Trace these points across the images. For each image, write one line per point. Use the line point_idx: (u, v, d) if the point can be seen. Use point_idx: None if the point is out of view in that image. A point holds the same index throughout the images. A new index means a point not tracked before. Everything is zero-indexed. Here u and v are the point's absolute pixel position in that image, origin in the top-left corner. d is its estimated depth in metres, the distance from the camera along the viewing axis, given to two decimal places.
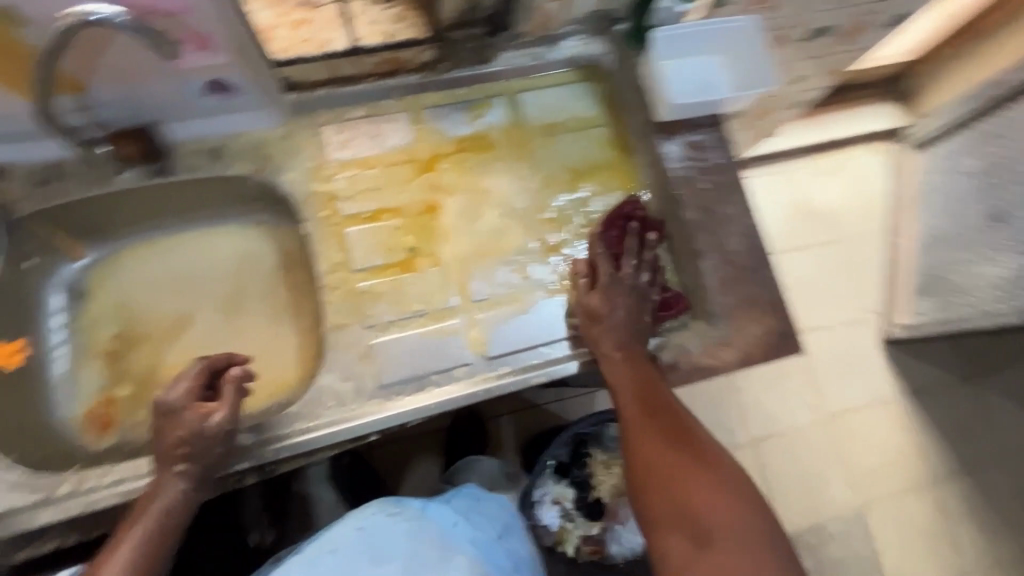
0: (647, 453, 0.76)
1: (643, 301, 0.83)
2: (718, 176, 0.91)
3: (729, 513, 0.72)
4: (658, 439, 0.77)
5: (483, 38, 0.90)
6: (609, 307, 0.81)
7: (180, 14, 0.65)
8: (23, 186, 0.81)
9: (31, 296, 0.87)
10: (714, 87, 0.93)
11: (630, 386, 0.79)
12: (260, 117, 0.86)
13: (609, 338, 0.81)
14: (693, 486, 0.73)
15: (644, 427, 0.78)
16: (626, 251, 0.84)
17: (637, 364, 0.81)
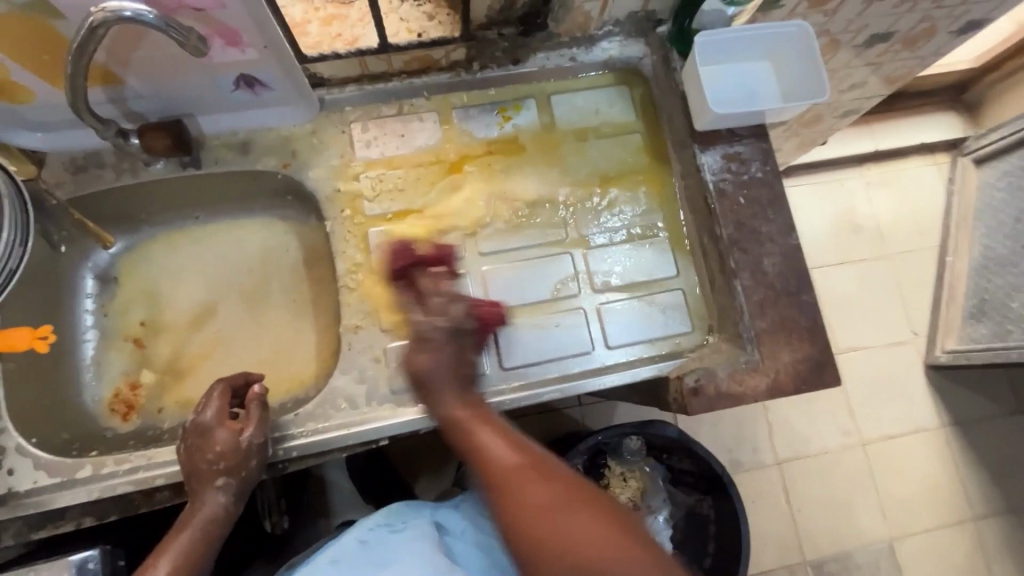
0: (516, 504, 0.60)
1: (468, 340, 0.77)
2: (758, 192, 0.86)
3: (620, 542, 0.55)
4: (529, 485, 0.61)
5: (516, 38, 0.90)
6: (440, 365, 0.73)
7: (211, 9, 0.65)
8: (60, 172, 0.83)
9: (64, 280, 0.89)
10: (762, 96, 0.87)
11: (497, 440, 0.67)
12: (289, 113, 0.86)
13: (451, 391, 0.73)
14: (575, 525, 0.57)
15: (511, 476, 0.62)
16: (439, 300, 0.75)
17: (479, 418, 0.70)
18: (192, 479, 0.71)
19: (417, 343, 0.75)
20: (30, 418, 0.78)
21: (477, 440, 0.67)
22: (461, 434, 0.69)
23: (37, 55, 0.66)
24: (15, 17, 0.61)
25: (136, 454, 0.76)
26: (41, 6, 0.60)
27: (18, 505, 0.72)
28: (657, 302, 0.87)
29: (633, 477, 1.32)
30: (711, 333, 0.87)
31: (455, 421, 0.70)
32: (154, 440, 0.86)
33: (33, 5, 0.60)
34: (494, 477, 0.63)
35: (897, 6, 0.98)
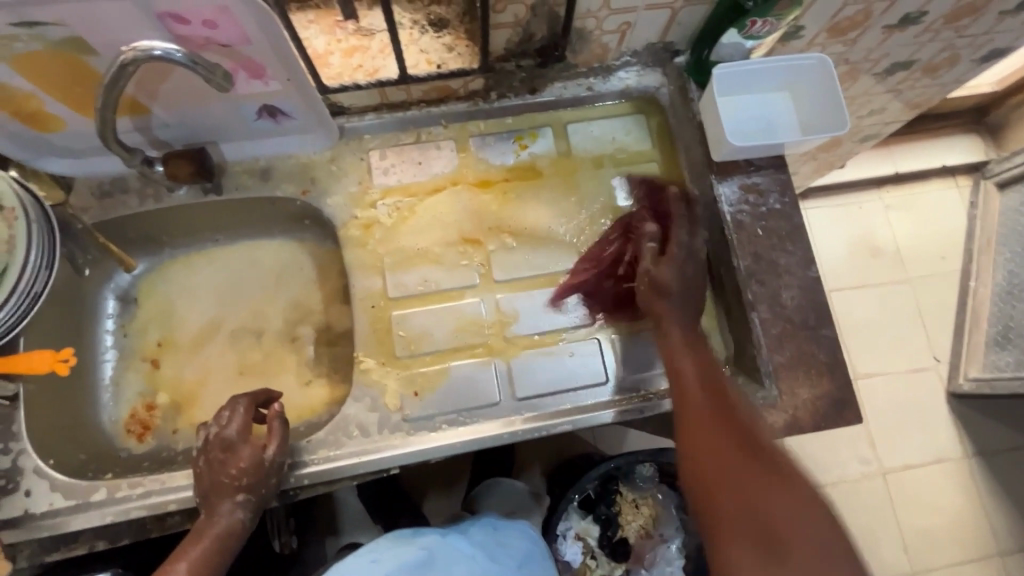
0: (706, 461, 0.66)
1: (698, 284, 0.79)
2: (776, 224, 0.85)
3: (811, 526, 0.60)
4: (740, 464, 0.65)
5: (533, 69, 0.89)
6: (676, 283, 0.77)
7: (237, 45, 0.66)
8: (86, 197, 0.85)
9: (86, 302, 0.90)
10: (778, 128, 0.87)
11: (700, 391, 0.72)
12: (310, 140, 0.87)
13: (675, 310, 0.77)
14: (765, 497, 0.62)
15: (690, 388, 0.72)
16: (673, 230, 0.82)
17: (713, 375, 0.74)
18: (209, 494, 0.69)
19: (661, 261, 0.79)
20: (48, 439, 0.79)
21: (682, 395, 0.72)
22: (670, 363, 0.75)
23: (70, 87, 0.68)
24: (51, 52, 0.63)
25: (148, 478, 0.76)
26: (76, 43, 0.62)
27: (34, 527, 0.73)
28: None
29: (646, 504, 1.24)
30: (727, 364, 0.86)
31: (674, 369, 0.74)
32: (167, 463, 0.86)
33: (69, 42, 0.62)
34: (692, 416, 0.70)
35: (918, 35, 0.98)
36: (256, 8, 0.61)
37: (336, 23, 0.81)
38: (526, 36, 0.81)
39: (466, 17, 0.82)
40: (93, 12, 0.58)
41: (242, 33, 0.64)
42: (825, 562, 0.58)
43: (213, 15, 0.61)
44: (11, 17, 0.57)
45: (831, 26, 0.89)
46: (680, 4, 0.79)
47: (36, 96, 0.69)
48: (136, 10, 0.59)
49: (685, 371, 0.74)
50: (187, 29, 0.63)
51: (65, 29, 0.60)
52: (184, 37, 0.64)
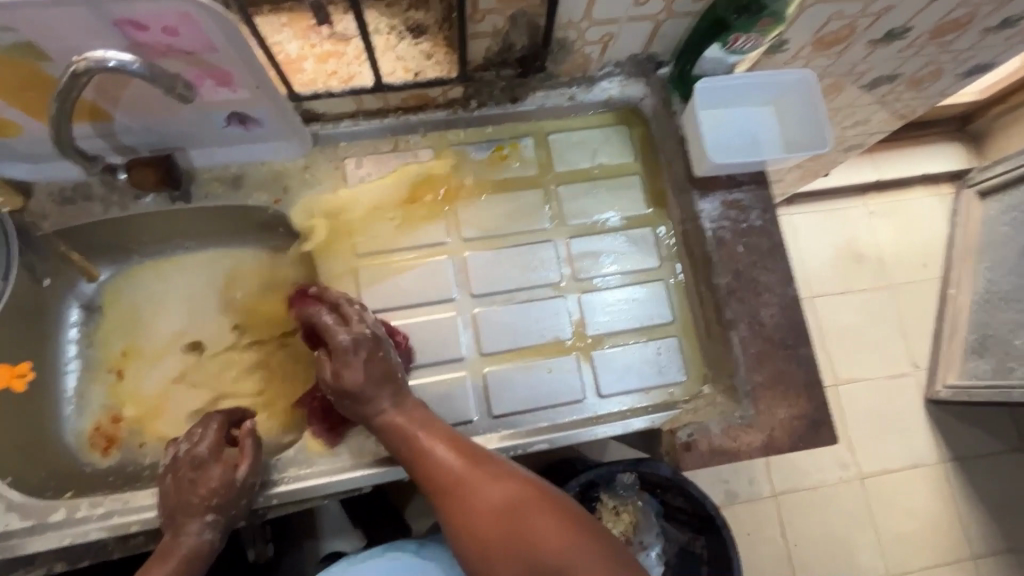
0: (474, 519, 0.67)
1: (379, 341, 0.74)
2: (757, 241, 0.84)
3: (572, 543, 0.64)
4: (512, 510, 0.66)
5: (513, 78, 0.86)
6: (362, 381, 0.72)
7: (201, 52, 0.63)
8: (45, 202, 0.81)
9: (48, 312, 0.87)
10: (761, 143, 0.86)
11: (447, 455, 0.70)
12: (283, 147, 0.84)
13: (384, 401, 0.73)
14: (530, 534, 0.65)
15: (436, 465, 0.69)
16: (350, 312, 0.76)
17: (452, 438, 0.71)
18: (176, 514, 0.66)
19: (331, 352, 0.74)
20: (6, 456, 0.76)
21: (439, 466, 0.69)
22: (404, 446, 0.71)
23: (23, 92, 0.65)
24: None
25: (111, 498, 0.74)
26: (27, 48, 0.59)
27: None
28: (650, 348, 0.85)
29: (626, 511, 1.24)
30: (707, 383, 0.84)
31: (415, 442, 0.71)
32: (133, 479, 0.83)
33: (19, 47, 0.58)
34: (449, 481, 0.68)
35: (903, 50, 0.97)
36: (220, 16, 0.58)
37: None
38: (505, 46, 0.78)
39: (446, 23, 0.77)
40: (42, 17, 0.55)
41: (206, 41, 0.61)
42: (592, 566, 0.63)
43: (175, 22, 0.58)
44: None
45: (816, 39, 0.88)
46: (664, 16, 0.77)
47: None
48: (89, 16, 0.56)
49: (431, 448, 0.70)
50: (148, 36, 0.60)
51: (14, 34, 0.57)
52: (142, 43, 0.60)
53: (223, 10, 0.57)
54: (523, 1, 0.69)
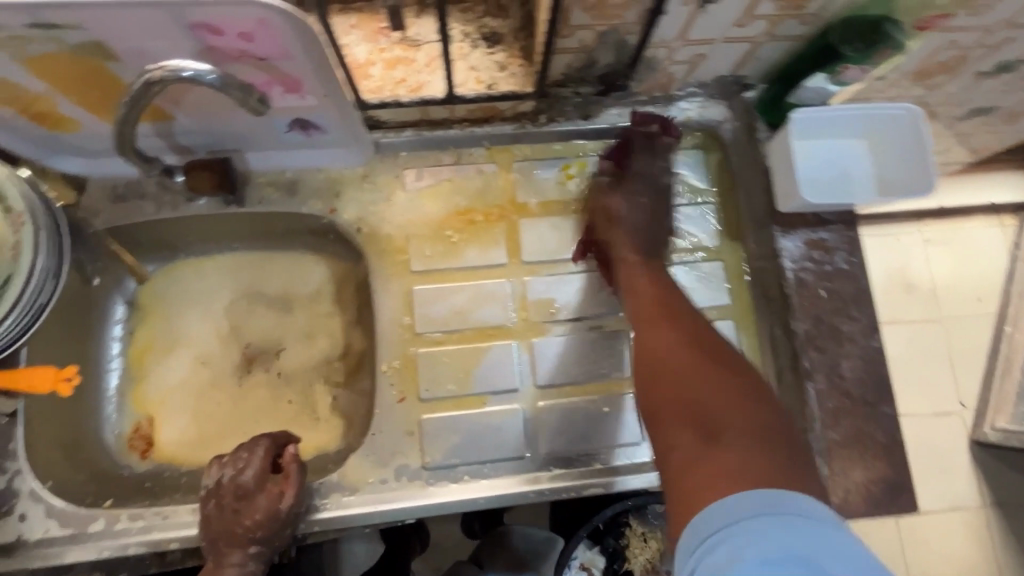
0: (653, 355, 0.60)
1: (660, 199, 0.74)
2: (841, 285, 0.79)
3: (754, 421, 0.53)
4: (695, 362, 0.58)
5: (591, 95, 0.81)
6: (646, 221, 0.72)
7: (274, 59, 0.59)
8: (99, 200, 0.79)
9: (93, 309, 0.84)
10: (854, 181, 0.80)
11: (647, 283, 0.67)
12: (343, 155, 0.81)
13: (623, 233, 0.72)
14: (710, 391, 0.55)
15: (641, 293, 0.66)
16: (624, 154, 0.77)
17: (670, 290, 0.66)
18: (218, 541, 0.64)
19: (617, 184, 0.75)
20: (47, 459, 0.75)
21: (633, 289, 0.67)
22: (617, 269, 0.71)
23: (88, 92, 0.62)
24: (67, 56, 0.56)
25: (150, 511, 0.72)
26: (96, 48, 0.55)
27: (28, 556, 0.69)
28: None
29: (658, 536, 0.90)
30: None
31: (629, 274, 0.69)
32: (169, 488, 0.81)
33: (88, 46, 0.55)
34: (639, 312, 0.65)
35: (1009, 85, 0.89)
36: (300, 24, 0.54)
37: (380, 31, 0.74)
38: (588, 63, 0.73)
39: (523, 33, 0.76)
40: (117, 19, 0.51)
41: (281, 48, 0.57)
42: (762, 452, 0.50)
43: (251, 28, 0.54)
44: (25, 19, 0.50)
45: (920, 68, 0.77)
46: (763, 39, 0.71)
47: (49, 97, 0.63)
48: (164, 19, 0.52)
49: (637, 279, 0.68)
50: (221, 41, 0.56)
51: (84, 34, 0.53)
52: (214, 48, 0.56)
53: (302, 18, 0.53)
54: (618, 17, 0.64)
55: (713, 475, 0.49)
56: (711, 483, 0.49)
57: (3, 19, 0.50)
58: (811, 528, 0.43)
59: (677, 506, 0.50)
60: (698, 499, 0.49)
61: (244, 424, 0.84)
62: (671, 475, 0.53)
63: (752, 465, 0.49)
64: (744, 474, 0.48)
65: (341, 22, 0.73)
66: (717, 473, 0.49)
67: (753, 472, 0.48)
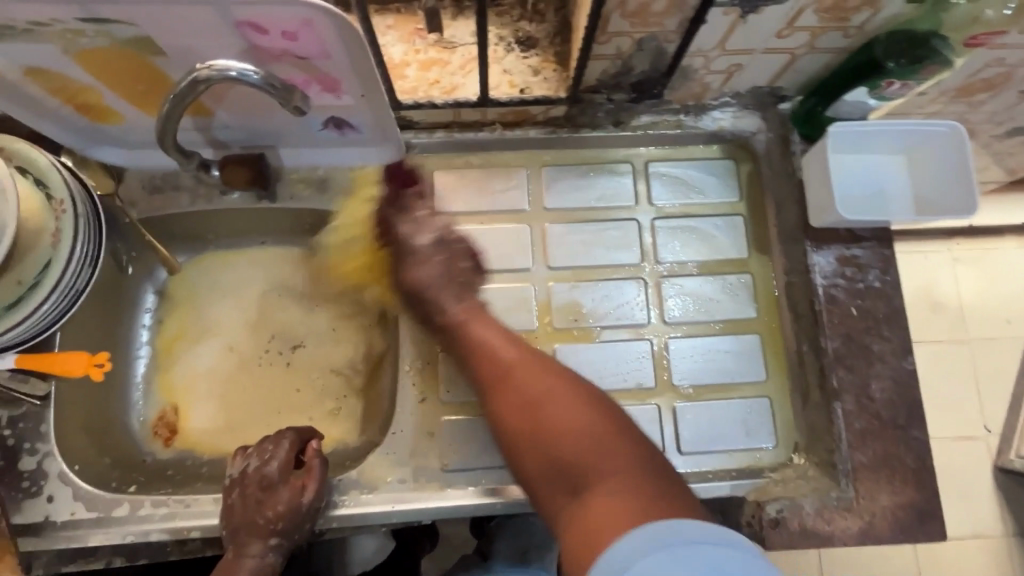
0: (511, 419, 0.63)
1: (454, 246, 0.76)
2: (874, 304, 0.77)
3: (605, 454, 0.55)
4: (543, 413, 0.61)
5: (623, 102, 0.80)
6: (433, 277, 0.73)
7: (315, 58, 0.60)
8: (137, 190, 0.81)
9: (125, 297, 0.86)
10: (892, 197, 0.78)
11: (499, 336, 0.69)
12: (374, 154, 0.81)
13: (451, 296, 0.73)
14: (562, 438, 0.58)
15: (483, 355, 0.68)
16: (429, 212, 0.77)
17: (519, 342, 0.69)
18: (239, 529, 0.65)
19: (413, 253, 0.75)
20: (76, 442, 0.77)
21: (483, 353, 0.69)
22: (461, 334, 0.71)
23: (134, 85, 0.64)
24: (115, 50, 0.58)
25: (174, 498, 0.73)
26: (143, 43, 0.56)
27: (52, 536, 0.71)
28: (738, 407, 0.78)
29: None
30: (797, 452, 0.77)
31: (473, 338, 0.70)
32: (192, 478, 0.81)
33: (136, 41, 0.56)
34: (492, 375, 0.67)
35: None
36: (343, 25, 0.54)
37: (415, 32, 0.74)
38: (623, 69, 0.72)
39: (558, 38, 0.75)
40: (165, 15, 0.52)
41: (322, 48, 0.58)
42: (621, 481, 0.52)
43: (295, 27, 0.55)
44: (78, 14, 0.52)
45: (964, 84, 0.75)
46: (804, 50, 0.70)
47: (96, 90, 0.65)
48: (211, 16, 0.53)
49: (483, 336, 0.70)
50: (264, 39, 0.56)
51: (133, 29, 0.54)
52: (259, 47, 0.58)
53: (345, 19, 0.53)
54: (656, 24, 0.63)
55: (585, 524, 0.51)
56: (586, 536, 0.49)
57: (58, 13, 0.52)
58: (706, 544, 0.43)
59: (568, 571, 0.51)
60: (579, 561, 0.49)
61: (265, 417, 0.85)
62: (560, 532, 0.55)
63: (614, 501, 0.51)
64: (612, 516, 0.49)
65: (379, 23, 0.74)
66: (590, 523, 0.50)
67: (614, 506, 0.50)
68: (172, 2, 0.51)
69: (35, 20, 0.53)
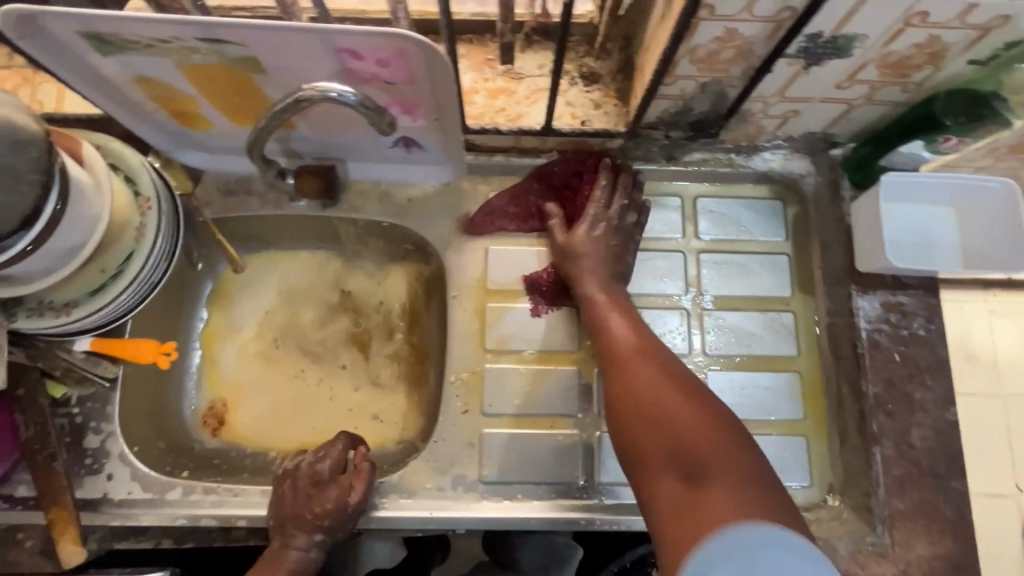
0: (627, 393, 0.59)
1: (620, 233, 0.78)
2: (917, 352, 0.78)
3: (727, 451, 0.51)
4: (664, 395, 0.57)
5: (679, 139, 0.84)
6: (597, 245, 0.77)
7: (400, 84, 0.64)
8: (212, 192, 0.86)
9: (189, 290, 0.90)
10: (940, 247, 0.79)
11: (627, 326, 0.68)
12: (435, 172, 0.85)
13: (596, 268, 0.76)
14: (680, 420, 0.54)
15: (606, 336, 0.68)
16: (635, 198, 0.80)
17: (650, 338, 0.67)
18: (286, 522, 0.70)
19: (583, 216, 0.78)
20: (135, 425, 0.80)
21: (604, 329, 0.69)
22: (593, 313, 0.72)
23: (231, 98, 0.69)
24: (221, 67, 0.63)
25: (223, 487, 0.77)
26: (248, 62, 0.61)
27: (109, 514, 0.74)
28: (774, 443, 0.78)
29: None
30: (832, 494, 0.77)
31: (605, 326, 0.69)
32: (238, 469, 0.85)
33: (243, 60, 0.61)
34: (618, 355, 0.65)
35: None
36: (432, 57, 0.59)
37: (486, 62, 0.80)
38: (684, 109, 0.76)
39: (620, 75, 0.80)
40: (275, 40, 0.57)
41: (409, 73, 0.62)
42: (744, 487, 0.48)
43: (388, 57, 0.59)
44: (197, 33, 0.57)
45: (1014, 146, 0.77)
46: (861, 102, 0.72)
47: (196, 100, 0.70)
48: (314, 43, 0.58)
49: (617, 322, 0.69)
50: (358, 65, 0.61)
51: (244, 50, 0.59)
52: (353, 71, 0.62)
53: (433, 46, 0.57)
54: (723, 71, 0.67)
55: (708, 514, 0.46)
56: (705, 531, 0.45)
57: (181, 33, 0.57)
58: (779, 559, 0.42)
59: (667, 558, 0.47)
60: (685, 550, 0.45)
61: (312, 416, 0.88)
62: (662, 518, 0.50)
63: (742, 499, 0.47)
64: (728, 520, 0.45)
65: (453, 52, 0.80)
66: (708, 514, 0.46)
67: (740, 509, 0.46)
68: (286, 29, 0.55)
69: (158, 37, 0.58)
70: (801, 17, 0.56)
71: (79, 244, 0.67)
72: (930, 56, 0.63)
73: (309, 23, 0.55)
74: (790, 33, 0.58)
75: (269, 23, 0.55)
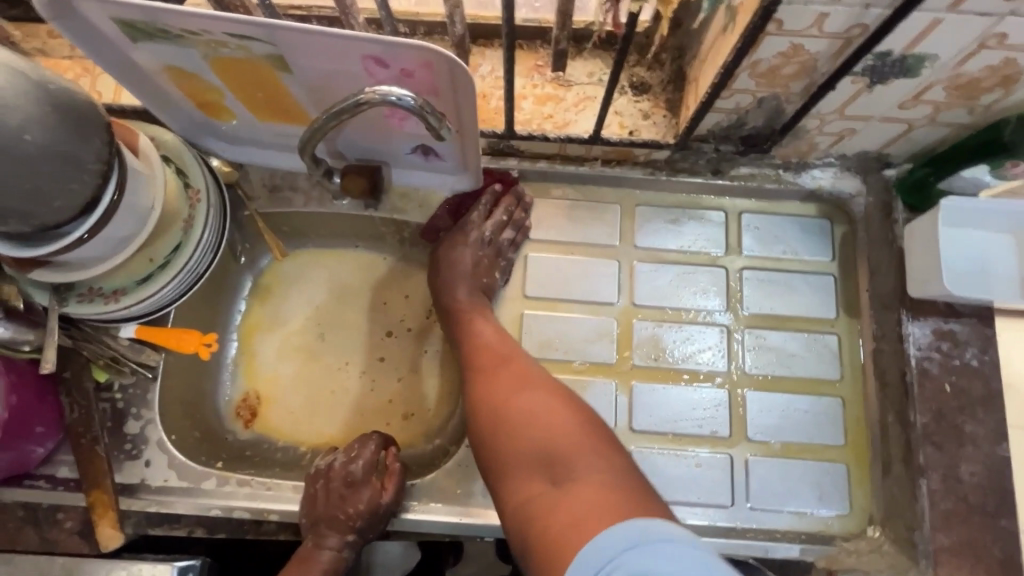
0: (491, 405, 0.69)
1: (493, 254, 0.82)
2: (968, 383, 0.76)
3: (579, 444, 0.63)
4: (524, 403, 0.67)
5: (729, 153, 0.82)
6: (465, 264, 0.81)
7: (425, 95, 0.64)
8: (258, 186, 0.87)
9: (231, 283, 0.92)
10: (997, 273, 0.76)
11: (491, 333, 0.76)
12: (452, 183, 0.84)
13: (462, 281, 0.80)
14: (540, 424, 0.65)
15: (472, 343, 0.76)
16: (515, 219, 0.83)
17: (511, 342, 0.76)
18: (320, 522, 0.72)
19: (458, 240, 0.82)
20: (173, 414, 0.82)
21: (470, 337, 0.76)
22: (464, 320, 0.78)
23: (254, 92, 0.69)
24: (249, 62, 0.63)
25: (256, 480, 0.77)
26: (277, 59, 0.62)
27: (146, 499, 0.76)
28: (813, 469, 0.76)
29: None
30: (872, 525, 0.75)
31: (474, 334, 0.76)
32: (270, 462, 0.85)
33: (270, 57, 0.61)
34: (484, 365, 0.73)
35: None
36: (457, 71, 0.57)
37: (535, 68, 0.81)
38: (737, 123, 0.75)
39: (672, 87, 0.79)
40: (317, 44, 0.57)
41: (433, 85, 0.61)
42: (596, 473, 0.59)
43: (414, 67, 0.59)
44: (227, 29, 0.57)
45: None
46: (923, 123, 0.70)
47: (220, 91, 0.71)
48: (342, 48, 0.57)
49: (482, 329, 0.76)
50: (383, 71, 0.61)
51: (272, 48, 0.60)
52: (375, 77, 0.62)
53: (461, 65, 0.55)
54: (783, 86, 0.66)
55: (571, 510, 0.56)
56: (569, 523, 0.54)
57: (246, 31, 0.57)
58: (674, 548, 0.46)
59: (538, 544, 0.56)
60: (558, 543, 0.54)
61: (344, 413, 0.89)
62: (533, 516, 0.59)
63: (597, 486, 0.57)
64: (585, 505, 0.55)
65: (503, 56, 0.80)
66: (574, 508, 0.56)
67: (594, 494, 0.56)
68: (318, 34, 0.55)
69: (188, 29, 0.58)
70: (874, 35, 0.55)
71: (130, 234, 0.68)
72: (1004, 78, 0.61)
73: (341, 30, 0.55)
74: (860, 51, 0.57)
75: (305, 26, 0.54)
